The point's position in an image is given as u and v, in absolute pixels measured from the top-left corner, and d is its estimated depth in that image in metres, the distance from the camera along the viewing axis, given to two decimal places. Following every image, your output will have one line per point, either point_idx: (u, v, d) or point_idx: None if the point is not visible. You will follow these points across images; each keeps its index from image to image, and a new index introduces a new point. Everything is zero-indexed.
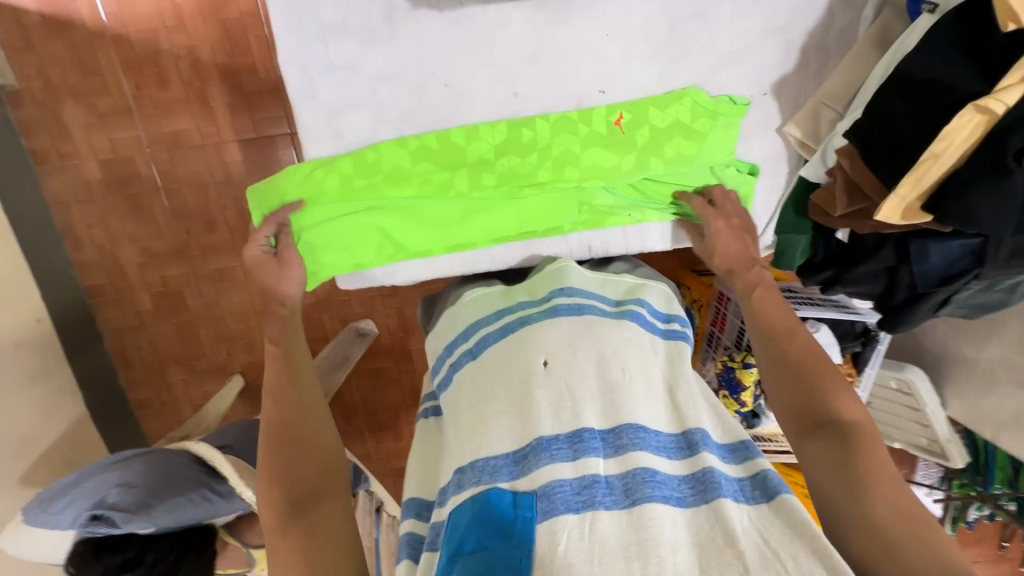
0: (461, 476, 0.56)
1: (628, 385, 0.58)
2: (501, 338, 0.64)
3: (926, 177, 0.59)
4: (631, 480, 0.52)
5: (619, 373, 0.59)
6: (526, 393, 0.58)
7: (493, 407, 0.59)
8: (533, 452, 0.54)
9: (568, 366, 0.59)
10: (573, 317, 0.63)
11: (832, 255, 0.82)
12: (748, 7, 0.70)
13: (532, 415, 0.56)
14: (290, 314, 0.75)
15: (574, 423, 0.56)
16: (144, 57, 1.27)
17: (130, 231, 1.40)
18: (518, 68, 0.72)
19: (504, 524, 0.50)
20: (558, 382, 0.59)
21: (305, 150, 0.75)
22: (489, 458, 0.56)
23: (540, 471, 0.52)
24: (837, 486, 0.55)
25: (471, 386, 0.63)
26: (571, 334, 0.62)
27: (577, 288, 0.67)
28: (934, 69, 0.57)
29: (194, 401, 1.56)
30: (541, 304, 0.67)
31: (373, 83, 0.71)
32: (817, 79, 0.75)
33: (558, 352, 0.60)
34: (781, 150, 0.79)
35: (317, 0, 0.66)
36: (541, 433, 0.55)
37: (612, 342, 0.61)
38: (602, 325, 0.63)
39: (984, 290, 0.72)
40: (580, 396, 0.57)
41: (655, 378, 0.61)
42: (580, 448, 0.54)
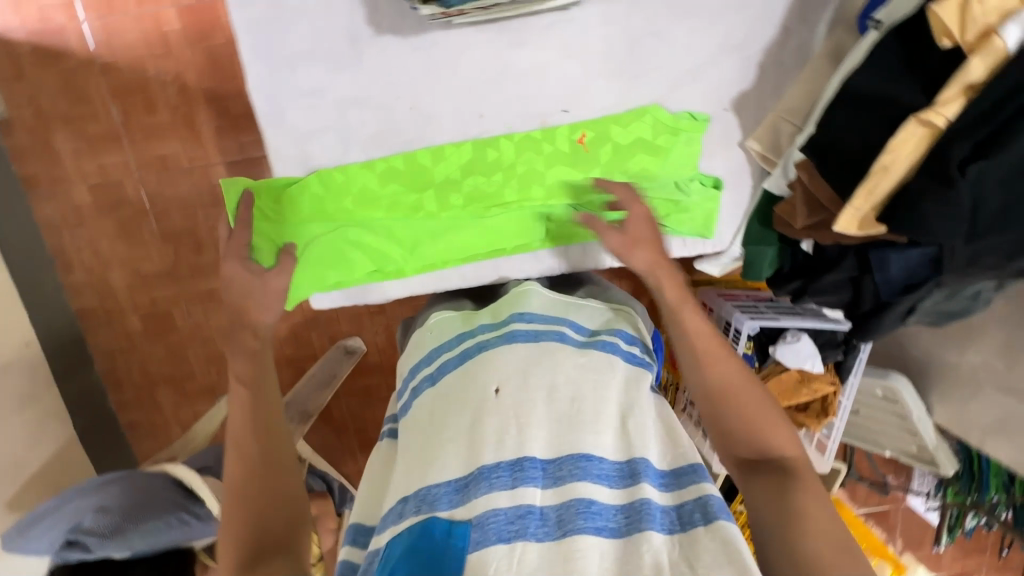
0: (401, 506, 0.56)
1: (577, 413, 0.58)
2: (458, 366, 0.65)
3: (877, 190, 0.60)
4: (565, 511, 0.52)
5: (568, 403, 0.59)
6: (477, 426, 0.58)
7: (445, 433, 0.59)
8: (473, 481, 0.54)
9: (519, 396, 0.59)
10: (530, 343, 0.64)
11: (798, 266, 0.82)
12: (704, 26, 0.72)
13: (479, 446, 0.56)
14: (264, 346, 0.70)
15: (516, 452, 0.56)
16: (132, 84, 1.30)
17: (119, 254, 1.42)
18: (481, 88, 0.74)
19: (436, 555, 0.50)
20: (507, 409, 0.59)
21: (275, 173, 0.76)
22: (433, 485, 0.56)
23: (479, 500, 0.53)
24: (771, 519, 0.55)
25: (427, 411, 0.63)
26: (525, 361, 0.62)
27: (537, 314, 0.68)
28: (879, 83, 0.59)
29: (184, 423, 1.55)
30: (498, 328, 0.68)
31: (341, 107, 0.73)
32: (776, 93, 0.76)
33: (509, 380, 0.61)
34: (744, 163, 0.80)
35: (284, 29, 0.69)
36: (483, 463, 0.55)
37: (565, 371, 0.61)
38: (559, 352, 0.63)
39: (948, 298, 0.73)
40: (528, 425, 0.57)
41: (611, 406, 0.60)
42: (520, 478, 0.54)
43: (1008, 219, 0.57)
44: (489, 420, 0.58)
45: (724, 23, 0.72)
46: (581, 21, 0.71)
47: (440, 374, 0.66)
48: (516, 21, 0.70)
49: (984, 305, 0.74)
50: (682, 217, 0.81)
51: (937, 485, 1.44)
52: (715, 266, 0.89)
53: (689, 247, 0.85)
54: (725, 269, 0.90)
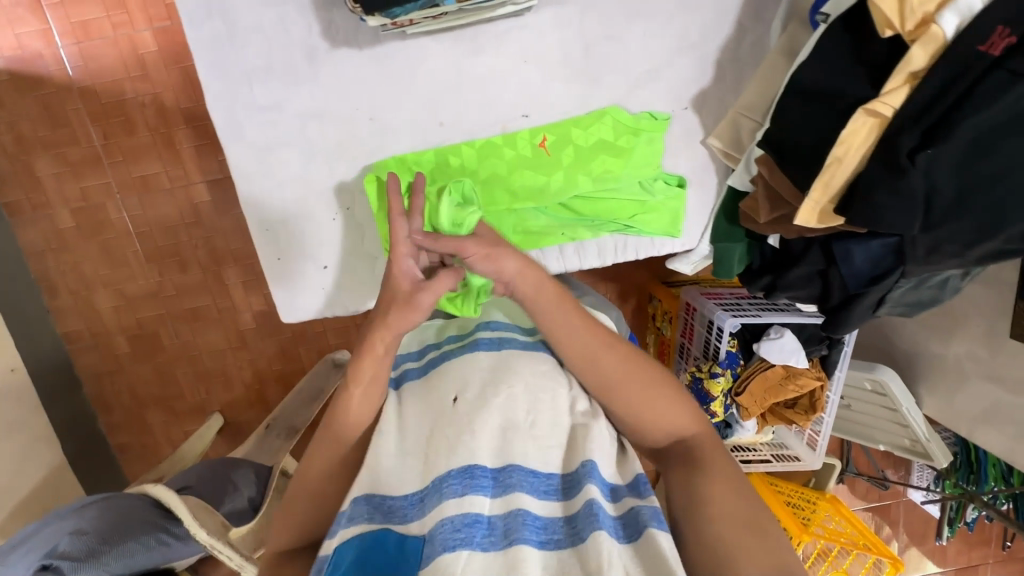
0: (352, 509, 0.56)
1: (530, 425, 0.57)
2: (423, 375, 0.66)
3: (834, 182, 0.60)
4: (511, 521, 0.52)
5: (523, 412, 0.58)
6: (435, 434, 0.58)
7: (411, 443, 0.60)
8: (432, 492, 0.54)
9: (474, 404, 0.58)
10: (492, 351, 0.64)
11: (767, 262, 0.83)
12: (659, 27, 0.73)
13: (441, 454, 0.56)
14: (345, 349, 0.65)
15: (467, 459, 0.55)
16: (111, 107, 1.30)
17: (104, 276, 1.42)
18: (439, 97, 0.74)
19: (386, 567, 0.52)
20: (461, 419, 0.57)
21: (238, 188, 0.76)
22: (389, 498, 0.57)
23: (434, 511, 0.53)
24: (691, 506, 0.57)
25: (388, 422, 0.62)
26: (485, 369, 0.61)
27: (501, 321, 0.68)
28: (827, 76, 0.59)
29: (175, 443, 1.55)
30: (465, 338, 0.68)
31: (301, 120, 0.74)
32: (735, 90, 0.77)
33: (467, 389, 0.60)
34: (707, 161, 0.80)
35: (241, 45, 0.69)
36: (438, 474, 0.55)
37: (524, 379, 0.60)
38: (519, 359, 0.62)
39: (916, 288, 0.74)
40: (481, 433, 0.56)
41: (562, 418, 0.59)
42: (470, 486, 0.53)
43: (962, 204, 0.56)
44: (446, 429, 0.57)
45: (678, 24, 0.73)
46: (536, 27, 0.71)
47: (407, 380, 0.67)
48: (472, 29, 0.71)
49: (953, 293, 0.74)
50: (649, 216, 0.81)
51: (936, 478, 1.41)
52: (686, 264, 0.89)
53: (658, 246, 0.85)
54: (696, 267, 0.91)
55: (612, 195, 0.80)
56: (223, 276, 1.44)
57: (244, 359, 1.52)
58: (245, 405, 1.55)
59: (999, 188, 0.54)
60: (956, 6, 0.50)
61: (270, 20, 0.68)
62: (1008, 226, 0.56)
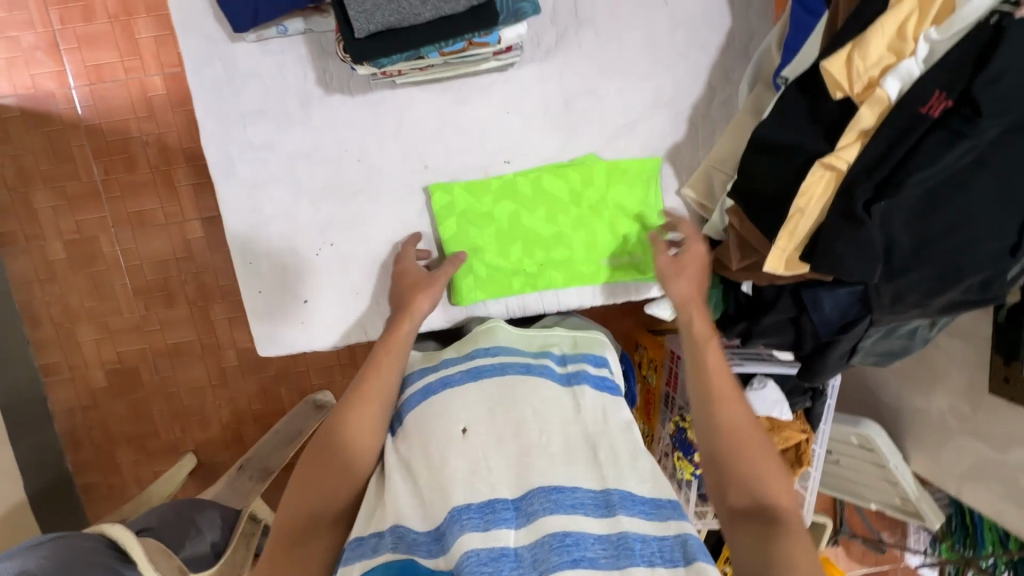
0: (378, 539, 0.54)
1: (545, 445, 0.58)
2: (422, 401, 0.64)
3: (798, 231, 0.62)
4: (540, 549, 0.50)
5: (536, 436, 0.59)
6: (441, 464, 0.57)
7: (416, 478, 0.58)
8: (448, 525, 0.52)
9: (488, 436, 0.59)
10: (496, 377, 0.64)
11: (742, 308, 0.84)
12: (634, 85, 0.78)
13: (449, 484, 0.55)
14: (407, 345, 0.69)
15: (488, 492, 0.55)
16: (114, 144, 1.35)
17: (89, 309, 1.41)
18: (426, 143, 0.78)
19: None
20: (474, 448, 0.58)
21: (226, 223, 0.78)
22: (414, 529, 0.54)
23: (453, 545, 0.50)
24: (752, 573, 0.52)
25: (400, 452, 0.61)
26: (491, 397, 0.62)
27: (502, 346, 0.69)
28: (788, 132, 0.63)
29: (143, 484, 1.49)
30: (464, 363, 0.67)
31: (291, 160, 0.77)
32: (707, 144, 0.81)
33: (478, 420, 0.60)
34: (683, 211, 0.83)
35: (240, 91, 0.74)
36: (454, 504, 0.53)
37: (531, 404, 0.61)
38: (523, 387, 0.63)
39: (886, 337, 0.75)
40: (495, 464, 0.57)
41: (578, 436, 0.60)
42: (491, 518, 0.52)
43: (924, 254, 0.58)
44: (454, 459, 0.57)
45: (651, 84, 0.78)
46: (519, 81, 0.76)
47: (405, 411, 0.65)
48: (458, 81, 0.76)
49: (923, 342, 0.75)
50: (645, 257, 0.83)
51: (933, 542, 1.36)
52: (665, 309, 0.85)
53: (638, 290, 0.86)
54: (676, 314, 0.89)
55: (602, 235, 0.82)
56: (209, 312, 1.44)
57: (224, 397, 1.49)
58: (220, 446, 1.51)
59: (954, 240, 0.57)
60: (898, 71, 0.54)
61: (270, 68, 0.74)
62: (967, 275, 0.59)
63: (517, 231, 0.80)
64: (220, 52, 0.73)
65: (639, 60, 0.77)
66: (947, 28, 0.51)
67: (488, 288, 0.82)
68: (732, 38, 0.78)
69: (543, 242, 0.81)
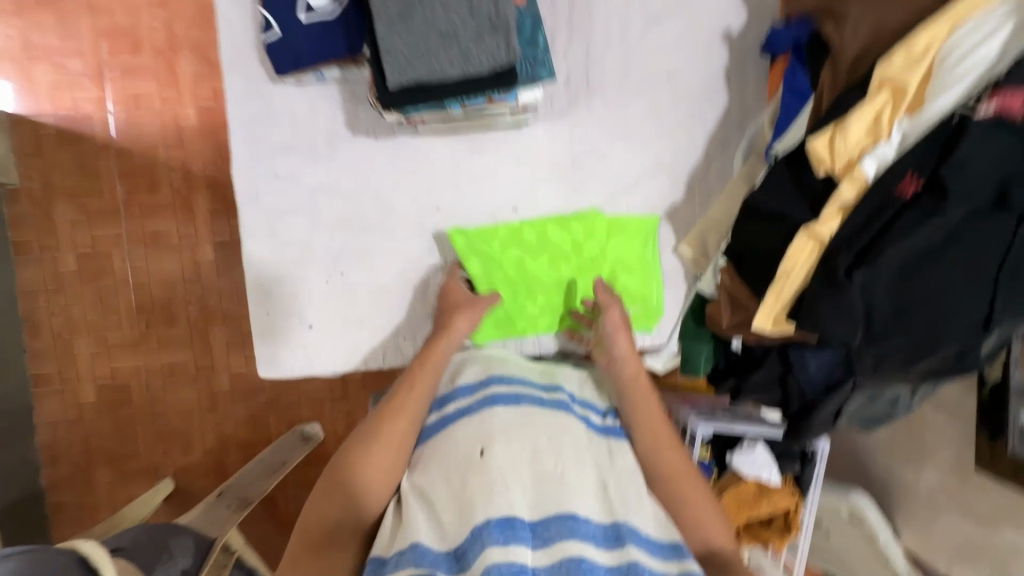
0: (399, 556, 0.55)
1: (560, 474, 0.60)
2: (441, 428, 0.67)
3: (784, 292, 0.66)
4: (558, 572, 0.52)
5: (552, 466, 0.61)
6: (462, 485, 0.58)
7: (434, 498, 0.59)
8: (469, 544, 0.53)
9: (506, 459, 0.60)
10: (511, 406, 0.66)
11: (732, 364, 0.86)
12: (637, 149, 0.84)
13: (469, 505, 0.56)
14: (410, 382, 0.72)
15: (506, 510, 0.55)
16: (141, 167, 1.42)
17: (90, 322, 1.43)
18: (440, 187, 0.83)
19: None
20: (493, 470, 0.59)
21: (244, 247, 0.82)
22: (433, 547, 0.55)
23: (476, 561, 0.51)
24: None
25: (418, 475, 0.63)
26: (508, 423, 0.64)
27: (517, 377, 0.71)
28: (776, 200, 0.68)
29: (116, 506, 1.46)
30: (480, 390, 0.70)
31: (312, 193, 0.82)
32: (703, 207, 0.86)
33: (495, 442, 0.62)
34: (678, 268, 0.87)
35: (273, 127, 0.80)
36: (475, 522, 0.54)
37: (546, 434, 0.64)
38: (538, 417, 0.65)
39: (871, 402, 0.77)
40: (514, 486, 0.58)
41: (590, 471, 0.62)
42: (512, 536, 0.53)
43: (903, 322, 0.62)
44: (474, 482, 0.58)
45: (652, 150, 0.85)
46: (531, 138, 0.83)
47: (425, 436, 0.69)
48: (475, 134, 0.82)
49: (906, 410, 0.77)
50: (642, 308, 0.86)
51: None
52: (657, 360, 0.91)
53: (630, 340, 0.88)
54: (667, 366, 0.92)
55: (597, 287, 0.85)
56: (208, 334, 1.46)
57: (211, 422, 1.48)
58: (200, 472, 1.48)
59: (929, 311, 0.61)
60: (875, 154, 0.59)
61: (304, 109, 0.80)
62: (943, 344, 0.62)
63: (522, 278, 0.84)
64: (260, 92, 0.79)
65: (643, 127, 0.84)
66: (917, 119, 0.58)
67: (494, 329, 0.85)
68: (728, 115, 0.85)
69: (545, 289, 0.85)
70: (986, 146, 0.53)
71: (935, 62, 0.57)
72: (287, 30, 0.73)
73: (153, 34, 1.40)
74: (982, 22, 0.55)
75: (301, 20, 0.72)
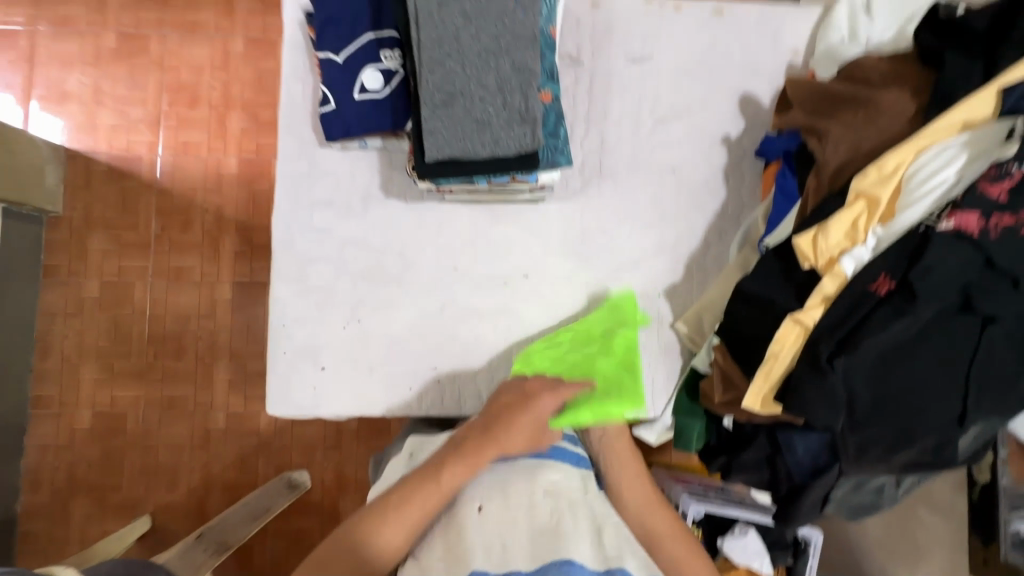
0: None
1: (556, 525, 0.62)
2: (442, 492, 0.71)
3: (772, 374, 0.71)
4: None
5: (547, 516, 0.63)
6: (461, 541, 0.62)
7: (433, 556, 0.62)
8: None
9: (500, 513, 0.64)
10: (507, 464, 0.72)
11: (723, 441, 0.88)
12: (642, 231, 0.93)
13: (464, 555, 0.60)
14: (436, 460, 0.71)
15: (501, 564, 0.58)
16: (177, 207, 1.52)
17: (101, 348, 1.48)
18: (459, 249, 0.90)
19: None
20: (489, 525, 0.63)
21: (273, 289, 0.88)
22: None
23: None
24: None
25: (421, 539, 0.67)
26: (504, 480, 0.69)
27: None
28: (765, 287, 0.74)
29: (87, 541, 1.42)
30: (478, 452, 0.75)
31: (342, 245, 0.89)
32: (701, 287, 0.93)
33: (490, 498, 0.66)
34: (674, 343, 0.92)
35: (314, 184, 0.89)
36: (471, 569, 0.57)
37: (540, 487, 0.67)
38: (534, 469, 0.70)
39: (855, 490, 0.80)
40: (509, 540, 0.61)
41: (585, 521, 0.63)
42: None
43: (882, 412, 0.66)
44: (470, 537, 0.62)
45: (655, 233, 0.93)
46: (546, 213, 0.91)
47: None
48: (496, 205, 0.91)
49: (889, 500, 0.80)
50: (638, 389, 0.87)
51: None
52: (650, 432, 0.93)
53: None
54: (659, 439, 0.95)
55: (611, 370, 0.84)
56: (212, 370, 1.49)
57: (200, 460, 1.47)
58: (179, 512, 1.45)
59: (906, 403, 0.65)
60: (852, 254, 0.66)
61: (345, 171, 0.89)
62: (919, 435, 0.66)
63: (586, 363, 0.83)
64: (308, 153, 0.89)
65: (648, 213, 0.93)
66: (889, 226, 0.65)
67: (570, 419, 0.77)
68: (725, 208, 0.94)
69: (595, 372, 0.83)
70: (949, 255, 0.59)
71: (903, 180, 0.66)
72: (340, 104, 0.84)
73: (211, 92, 1.56)
74: (942, 150, 0.64)
75: (354, 97, 0.83)
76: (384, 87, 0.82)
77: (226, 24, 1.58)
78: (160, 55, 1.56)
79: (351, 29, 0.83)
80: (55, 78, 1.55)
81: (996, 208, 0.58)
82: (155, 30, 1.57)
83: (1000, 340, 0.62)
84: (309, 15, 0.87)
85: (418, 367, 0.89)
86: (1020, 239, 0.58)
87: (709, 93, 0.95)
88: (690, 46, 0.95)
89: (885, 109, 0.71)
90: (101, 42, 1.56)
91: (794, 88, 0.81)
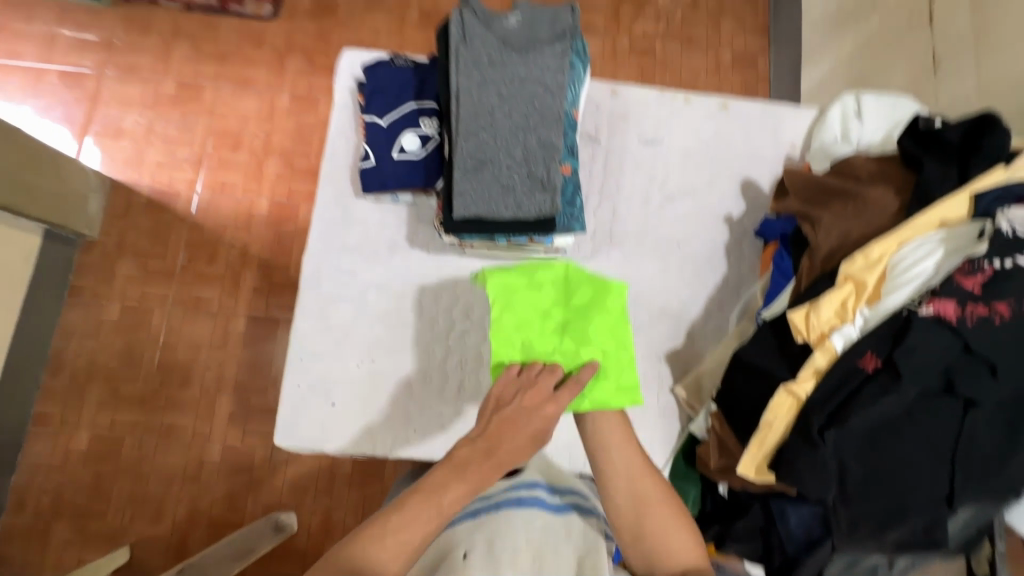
0: None
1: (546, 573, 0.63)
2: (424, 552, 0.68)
3: (766, 442, 0.74)
4: None
5: (535, 564, 0.64)
6: None
7: None
8: None
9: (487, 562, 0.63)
10: (489, 512, 0.70)
11: (718, 509, 0.89)
12: (646, 297, 0.98)
13: None
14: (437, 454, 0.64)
15: None
16: (205, 241, 1.61)
17: (110, 371, 1.51)
18: (474, 300, 0.96)
19: None
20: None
21: (295, 324, 0.93)
22: None
23: None
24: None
25: None
26: (488, 530, 0.67)
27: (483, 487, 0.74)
28: (761, 358, 0.79)
29: (62, 570, 1.38)
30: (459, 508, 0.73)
31: (365, 287, 0.95)
32: (700, 355, 0.97)
33: (475, 547, 0.65)
34: (674, 407, 0.95)
35: (346, 230, 0.96)
36: None
37: (524, 535, 0.67)
38: (517, 515, 0.69)
39: (850, 570, 0.79)
40: None
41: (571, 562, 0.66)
42: None
43: (872, 486, 0.68)
44: None
45: (659, 299, 0.98)
46: None
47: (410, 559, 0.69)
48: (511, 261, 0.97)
49: None
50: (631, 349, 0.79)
51: None
52: None
53: None
54: None
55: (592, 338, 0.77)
56: (214, 402, 1.51)
57: (189, 493, 1.46)
58: (160, 546, 1.42)
59: (895, 478, 0.67)
60: (841, 332, 0.71)
61: (375, 220, 0.97)
62: (911, 515, 0.67)
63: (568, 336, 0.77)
64: (343, 201, 0.97)
65: (653, 280, 0.99)
66: (875, 308, 0.71)
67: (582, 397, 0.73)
68: (726, 281, 1.00)
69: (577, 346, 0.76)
70: (930, 339, 0.64)
71: (887, 267, 0.72)
72: (379, 161, 0.93)
73: (253, 139, 1.69)
74: (922, 243, 0.71)
75: (392, 156, 0.92)
76: (420, 149, 0.91)
77: (275, 81, 1.74)
78: (211, 104, 1.71)
79: (396, 98, 0.94)
80: (113, 117, 1.69)
81: (971, 298, 0.64)
82: (210, 82, 1.73)
83: (983, 424, 0.65)
84: (360, 84, 0.98)
85: (424, 409, 0.92)
86: (995, 328, 0.63)
87: (713, 176, 1.04)
88: (697, 134, 1.05)
89: (872, 203, 0.78)
90: (160, 88, 1.71)
91: (790, 178, 0.90)
